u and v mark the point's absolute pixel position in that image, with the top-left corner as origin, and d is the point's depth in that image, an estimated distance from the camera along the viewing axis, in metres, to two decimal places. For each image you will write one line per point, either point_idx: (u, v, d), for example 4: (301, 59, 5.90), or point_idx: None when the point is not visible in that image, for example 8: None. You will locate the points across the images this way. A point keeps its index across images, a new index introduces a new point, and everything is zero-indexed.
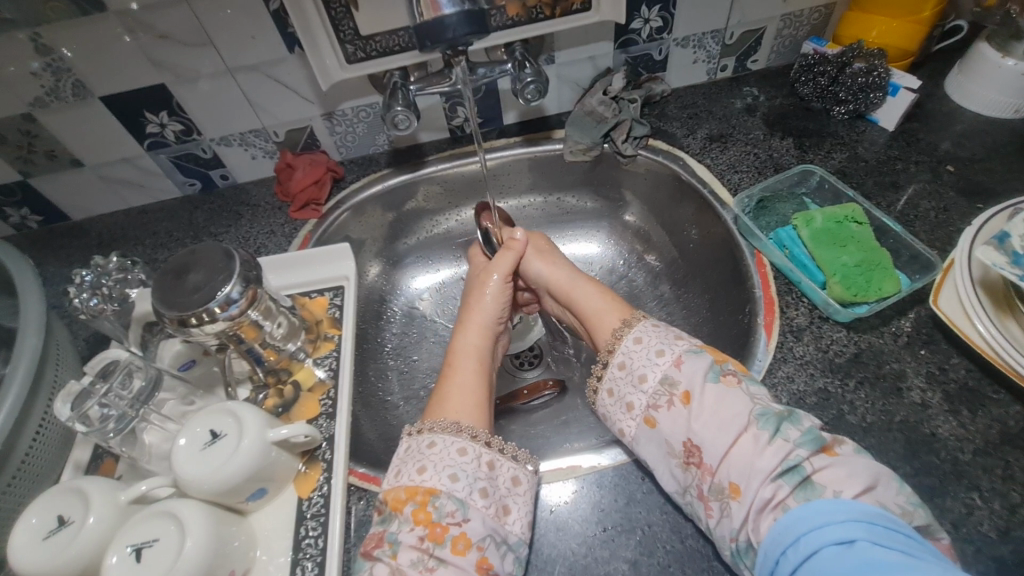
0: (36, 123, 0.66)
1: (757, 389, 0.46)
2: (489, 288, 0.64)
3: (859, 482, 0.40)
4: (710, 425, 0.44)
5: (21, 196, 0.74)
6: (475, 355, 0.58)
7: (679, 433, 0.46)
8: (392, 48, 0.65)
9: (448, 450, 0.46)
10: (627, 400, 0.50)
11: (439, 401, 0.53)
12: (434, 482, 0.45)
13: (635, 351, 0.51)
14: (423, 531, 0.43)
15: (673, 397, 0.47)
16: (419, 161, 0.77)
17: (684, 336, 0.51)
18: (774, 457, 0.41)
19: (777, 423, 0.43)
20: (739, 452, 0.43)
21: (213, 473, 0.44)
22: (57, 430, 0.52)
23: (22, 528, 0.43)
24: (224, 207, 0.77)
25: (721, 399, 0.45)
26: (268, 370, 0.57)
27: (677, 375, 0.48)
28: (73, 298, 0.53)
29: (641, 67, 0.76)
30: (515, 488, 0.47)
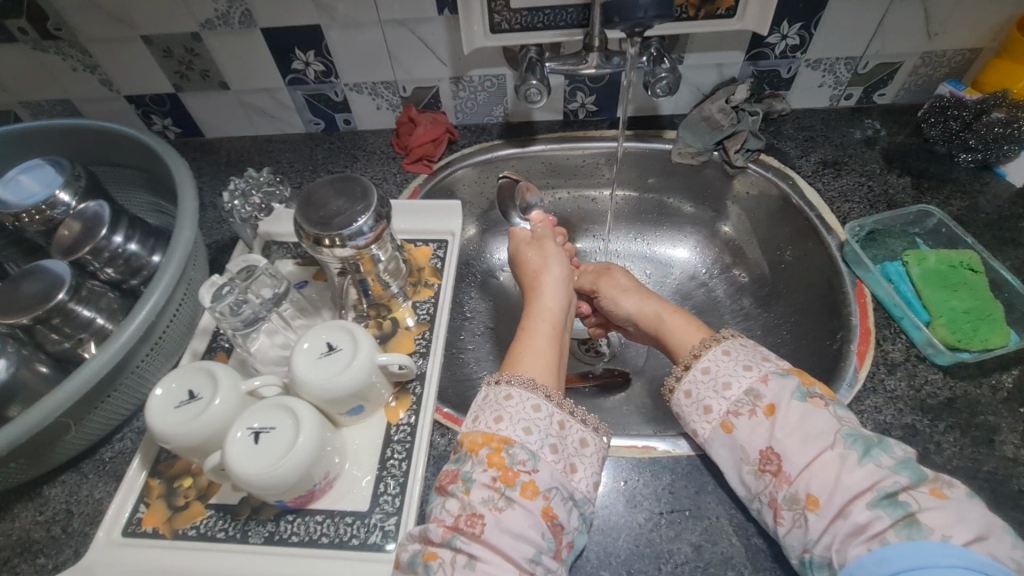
0: (200, 43, 0.72)
1: (845, 413, 0.46)
2: (548, 253, 0.67)
3: (970, 530, 0.39)
4: (797, 440, 0.45)
5: (170, 108, 0.81)
6: (550, 319, 0.61)
7: (758, 442, 0.47)
8: (536, 25, 0.67)
9: (523, 405, 0.49)
10: (705, 403, 0.50)
11: (513, 356, 0.56)
12: (509, 433, 0.47)
13: (723, 362, 0.51)
14: (495, 472, 0.45)
15: (756, 408, 0.48)
16: (529, 138, 0.80)
17: (774, 357, 0.51)
18: (864, 479, 0.42)
19: (866, 446, 0.43)
20: (823, 468, 0.43)
21: (324, 381, 0.48)
22: (186, 317, 0.58)
23: (155, 394, 0.48)
24: (342, 149, 0.82)
25: (808, 416, 0.46)
26: (372, 303, 0.61)
27: (763, 389, 0.48)
28: (228, 204, 0.61)
29: (766, 83, 0.76)
30: (583, 449, 0.49)
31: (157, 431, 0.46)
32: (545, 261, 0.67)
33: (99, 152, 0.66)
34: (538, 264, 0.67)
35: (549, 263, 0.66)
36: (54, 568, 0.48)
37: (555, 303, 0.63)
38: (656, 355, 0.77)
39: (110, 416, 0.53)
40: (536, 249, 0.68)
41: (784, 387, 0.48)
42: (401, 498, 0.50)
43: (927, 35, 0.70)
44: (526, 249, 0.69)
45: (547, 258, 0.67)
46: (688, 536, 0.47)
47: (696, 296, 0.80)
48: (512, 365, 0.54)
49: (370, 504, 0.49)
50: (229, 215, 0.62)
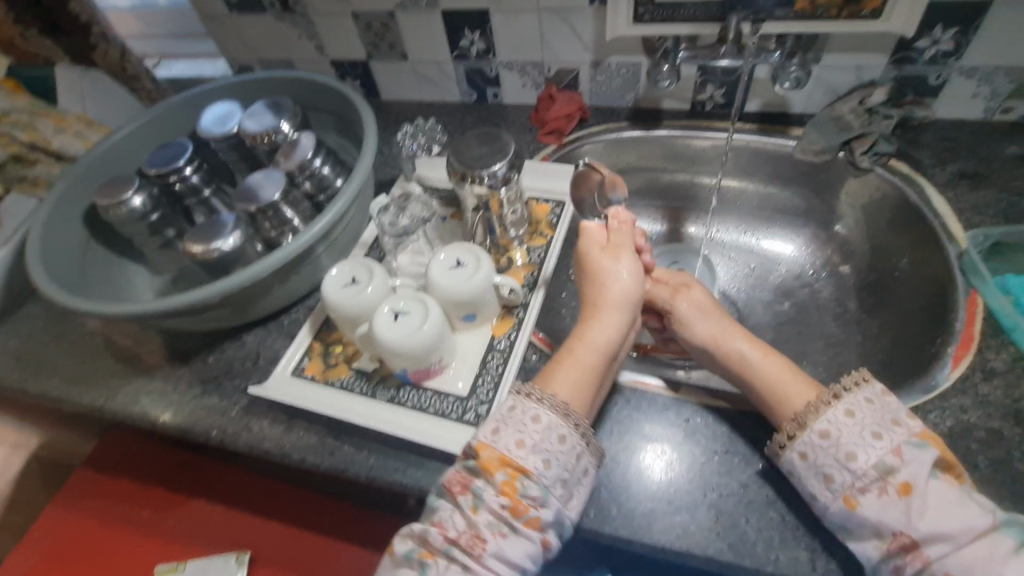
0: (394, 20, 0.89)
1: (981, 495, 0.46)
2: (622, 263, 0.63)
3: None
4: (940, 523, 0.44)
5: (360, 72, 0.99)
6: (602, 349, 0.58)
7: (892, 525, 0.45)
8: (676, 17, 0.74)
9: (551, 434, 0.51)
10: (825, 472, 0.49)
11: (550, 373, 0.56)
12: (528, 463, 0.50)
13: (844, 424, 0.49)
14: (507, 502, 0.49)
15: (887, 485, 0.46)
16: (654, 123, 0.87)
17: (903, 419, 0.48)
18: (1023, 569, 0.41)
19: (1021, 534, 0.43)
20: (977, 555, 0.43)
21: (451, 286, 0.61)
22: (354, 229, 0.74)
23: (330, 274, 0.64)
24: (488, 118, 0.95)
25: (945, 496, 0.45)
26: (494, 242, 0.73)
27: (897, 464, 0.46)
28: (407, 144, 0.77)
29: (909, 88, 0.75)
30: (584, 478, 0.52)
31: (328, 301, 0.62)
32: (614, 264, 0.63)
33: (308, 98, 0.85)
34: (607, 267, 0.63)
35: (612, 276, 0.62)
36: (243, 388, 0.66)
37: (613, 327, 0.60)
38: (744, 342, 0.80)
39: (292, 291, 0.71)
40: (610, 254, 0.64)
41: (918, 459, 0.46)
42: (494, 392, 0.60)
43: None
44: (596, 257, 0.64)
45: (619, 263, 0.63)
46: (736, 474, 0.54)
47: (797, 293, 0.82)
48: (550, 377, 0.56)
49: (469, 391, 0.61)
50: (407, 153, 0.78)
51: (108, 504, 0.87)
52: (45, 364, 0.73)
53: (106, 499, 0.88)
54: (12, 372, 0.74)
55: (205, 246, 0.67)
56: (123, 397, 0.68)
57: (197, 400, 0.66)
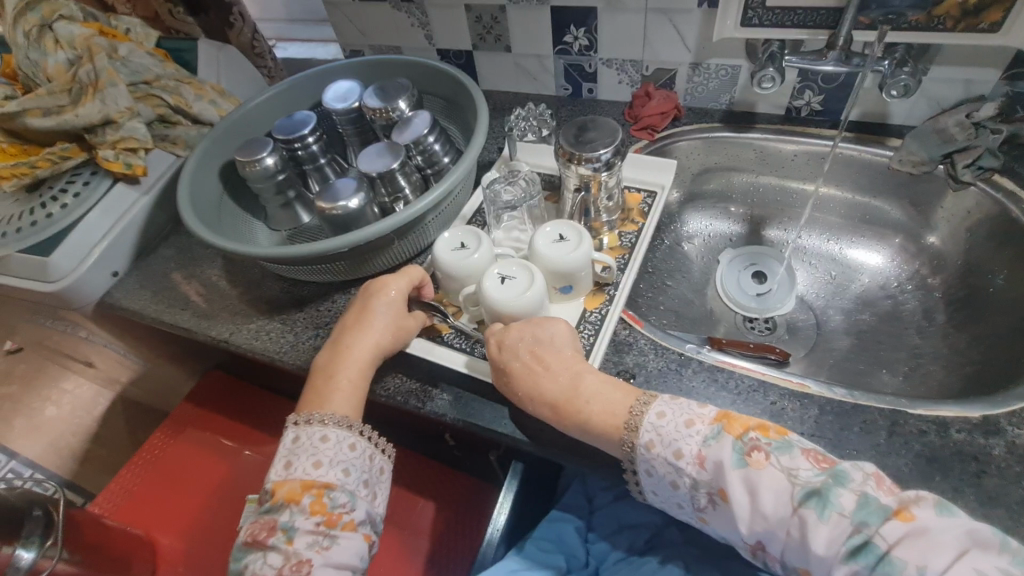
0: (504, 14, 0.95)
1: (786, 458, 0.47)
2: (379, 296, 0.66)
3: (947, 551, 0.40)
4: (756, 521, 0.47)
5: (463, 61, 1.06)
6: (362, 360, 0.63)
7: (737, 533, 0.49)
8: (784, 23, 0.76)
9: (338, 445, 0.57)
10: (675, 499, 0.53)
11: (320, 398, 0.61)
12: (329, 478, 0.55)
13: (661, 426, 0.52)
14: (319, 518, 0.53)
15: (714, 496, 0.49)
16: (747, 126, 0.89)
17: (700, 411, 0.52)
18: (831, 539, 0.43)
19: (820, 500, 0.44)
20: (797, 540, 0.45)
21: (552, 256, 0.65)
22: (459, 202, 0.80)
23: (441, 238, 0.69)
24: (581, 112, 1.00)
25: (750, 487, 0.47)
26: (589, 224, 0.77)
27: (704, 474, 0.49)
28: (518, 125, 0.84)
29: (1020, 106, 0.74)
30: (381, 475, 0.60)
31: (438, 261, 0.68)
32: (389, 294, 0.66)
33: (422, 80, 0.92)
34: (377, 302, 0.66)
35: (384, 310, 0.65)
36: None
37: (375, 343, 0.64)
38: (822, 344, 0.81)
39: (399, 252, 0.77)
40: (375, 288, 0.67)
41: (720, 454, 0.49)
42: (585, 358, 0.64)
43: None
44: (382, 291, 0.67)
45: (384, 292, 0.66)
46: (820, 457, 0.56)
47: (881, 303, 0.82)
48: (322, 401, 0.60)
49: None
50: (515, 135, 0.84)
51: (208, 435, 0.96)
52: (179, 300, 0.83)
53: (206, 431, 0.97)
54: (150, 303, 0.84)
55: (331, 204, 0.74)
56: (246, 333, 0.77)
57: (311, 341, 0.74)
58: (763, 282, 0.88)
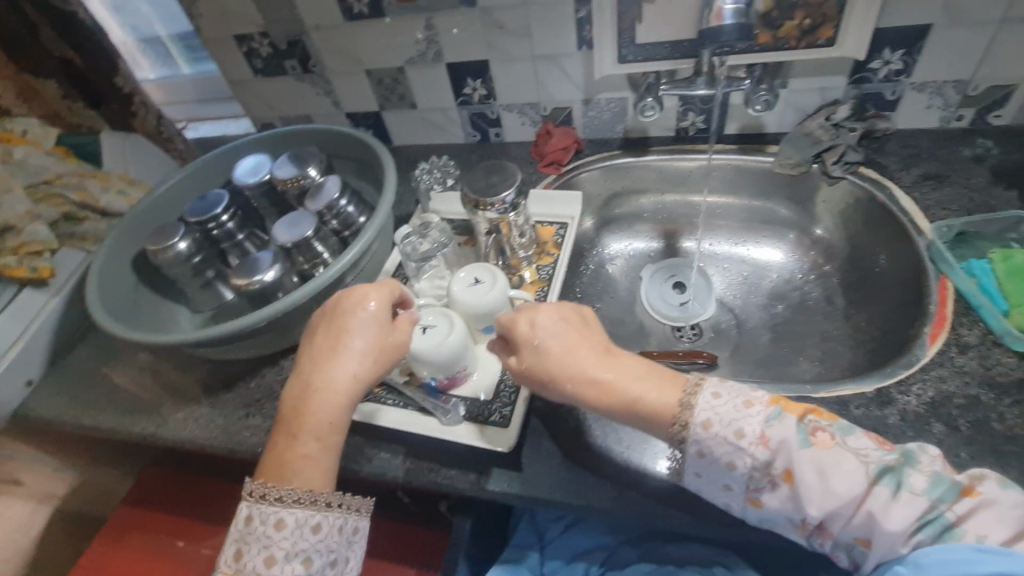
0: (403, 75, 0.99)
1: (855, 440, 0.50)
2: (353, 318, 0.60)
3: (1005, 527, 0.44)
4: (827, 501, 0.47)
5: (373, 121, 1.10)
6: (339, 400, 0.57)
7: (794, 511, 0.50)
8: (654, 57, 0.84)
9: (297, 533, 0.53)
10: (722, 484, 0.53)
11: (282, 469, 0.55)
12: (288, 573, 0.52)
13: (717, 407, 0.52)
14: None
15: (773, 478, 0.50)
16: (643, 150, 0.96)
17: (755, 395, 0.53)
18: (906, 516, 0.45)
19: (897, 479, 0.47)
20: (865, 517, 0.47)
21: (470, 300, 0.67)
22: (378, 259, 0.81)
23: (361, 297, 0.70)
24: (491, 156, 1.04)
25: (822, 472, 0.48)
26: (507, 262, 0.80)
27: (773, 458, 0.49)
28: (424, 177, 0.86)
29: (869, 104, 0.84)
30: (354, 537, 0.57)
31: None
32: (361, 311, 0.60)
33: (332, 146, 0.94)
34: (352, 325, 0.59)
35: (354, 341, 0.59)
36: None
37: (353, 374, 0.58)
38: (743, 343, 0.86)
39: None
40: (349, 303, 0.61)
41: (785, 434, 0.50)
42: (515, 395, 0.66)
43: None
44: (348, 314, 0.60)
45: (355, 313, 0.60)
46: None
47: (790, 296, 0.87)
48: (284, 472, 0.54)
49: (492, 395, 0.66)
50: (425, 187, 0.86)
51: (149, 539, 0.90)
52: (101, 400, 0.80)
53: (147, 534, 0.91)
54: (69, 408, 0.80)
55: (247, 279, 0.74)
56: (174, 423, 0.74)
57: (242, 421, 0.72)
58: (683, 291, 0.93)
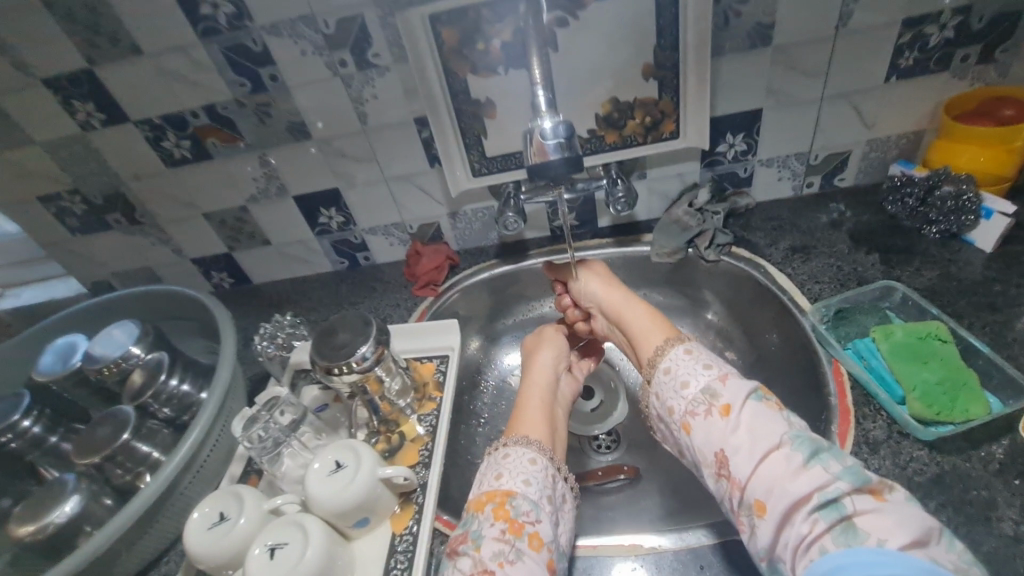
0: (247, 214, 0.89)
1: (798, 419, 0.49)
2: (533, 365, 0.72)
3: (906, 532, 0.39)
4: (750, 442, 0.47)
5: (225, 263, 0.97)
6: (540, 401, 0.66)
7: (715, 445, 0.49)
8: (508, 167, 0.81)
9: (521, 460, 0.57)
10: (669, 404, 0.54)
11: (514, 421, 0.64)
12: (510, 486, 0.54)
13: (683, 361, 0.56)
14: (503, 525, 0.51)
15: (711, 408, 0.51)
16: (522, 255, 0.90)
17: (727, 362, 0.55)
18: (807, 483, 0.43)
19: (814, 450, 0.45)
20: (771, 468, 0.45)
21: (332, 495, 0.56)
22: (225, 447, 0.67)
23: (194, 517, 0.56)
24: (363, 282, 0.95)
25: (757, 416, 0.48)
26: (382, 419, 0.69)
27: (720, 389, 0.51)
28: (257, 343, 0.72)
29: (727, 183, 0.84)
30: (564, 504, 0.57)
31: (193, 551, 0.54)
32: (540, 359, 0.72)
33: (168, 308, 0.80)
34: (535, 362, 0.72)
35: (539, 364, 0.72)
36: None
37: (547, 366, 0.71)
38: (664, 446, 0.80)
39: (157, 539, 0.61)
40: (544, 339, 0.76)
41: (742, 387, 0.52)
42: None
43: (866, 125, 0.77)
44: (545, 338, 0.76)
45: (543, 343, 0.75)
46: None
47: None
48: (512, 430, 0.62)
49: None
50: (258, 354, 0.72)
51: None
52: None
53: None
54: None
55: (36, 521, 0.56)
56: None
57: None
58: (591, 397, 0.87)
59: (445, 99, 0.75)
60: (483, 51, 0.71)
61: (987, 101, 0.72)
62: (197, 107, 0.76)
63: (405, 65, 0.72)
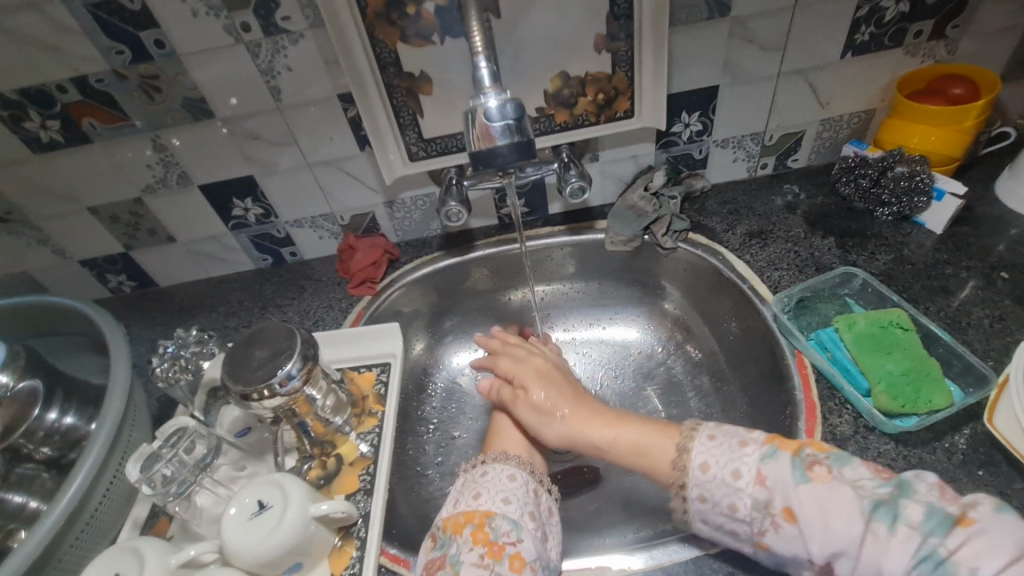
0: (144, 206, 0.76)
1: (850, 472, 0.43)
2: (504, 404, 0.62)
3: (1004, 554, 0.36)
4: (829, 539, 0.41)
5: (122, 264, 0.84)
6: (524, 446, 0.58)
7: (799, 555, 0.42)
8: (450, 149, 0.73)
9: (499, 476, 0.51)
10: (726, 527, 0.45)
11: (494, 437, 0.59)
12: (489, 506, 0.48)
13: (705, 479, 0.46)
14: (482, 549, 0.45)
15: (774, 518, 0.43)
16: (468, 246, 0.83)
17: (750, 436, 0.47)
18: (903, 553, 0.38)
19: (892, 510, 0.40)
20: (868, 555, 0.39)
21: (256, 544, 0.47)
22: (124, 488, 0.57)
23: None
24: (290, 281, 0.85)
25: (822, 503, 0.42)
26: (315, 442, 0.61)
27: (766, 494, 0.43)
28: (155, 366, 0.61)
29: (682, 165, 0.80)
30: (550, 518, 0.51)
31: None
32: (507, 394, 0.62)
33: (43, 324, 0.67)
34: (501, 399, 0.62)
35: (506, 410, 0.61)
36: None
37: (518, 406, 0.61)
38: None
39: None
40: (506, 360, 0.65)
41: (780, 473, 0.44)
42: None
43: (820, 104, 0.74)
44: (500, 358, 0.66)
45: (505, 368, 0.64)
46: None
47: (655, 377, 0.79)
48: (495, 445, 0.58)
49: None
50: (156, 378, 0.61)
51: None
52: None
53: None
54: None
55: None
56: None
57: None
58: None
59: (374, 73, 0.65)
60: (413, 16, 0.62)
61: (937, 80, 0.71)
62: (65, 79, 0.63)
63: (323, 31, 0.62)
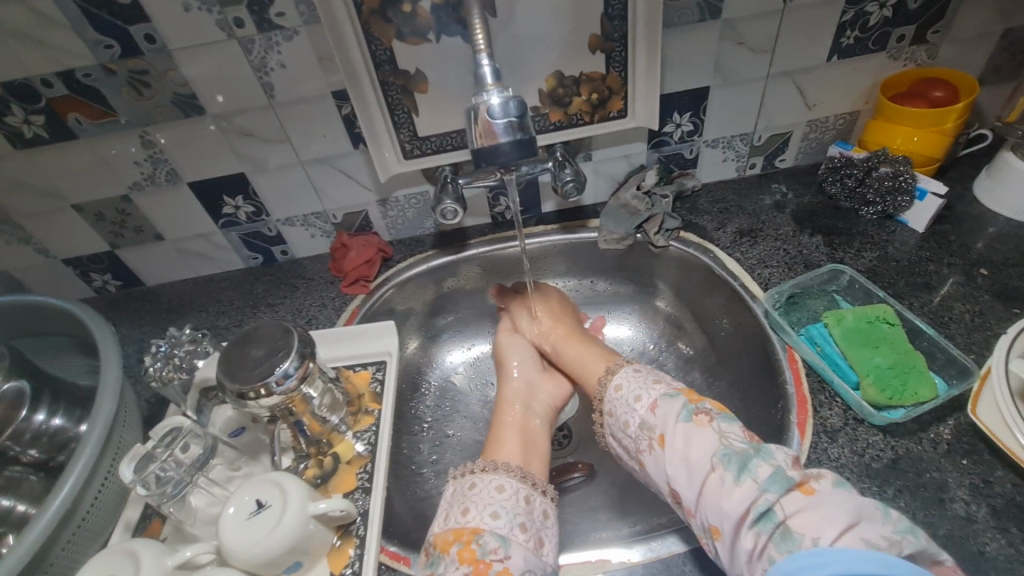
0: (131, 204, 0.75)
1: (729, 427, 0.49)
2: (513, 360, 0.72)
3: (836, 522, 0.40)
4: (687, 469, 0.48)
5: (107, 263, 0.82)
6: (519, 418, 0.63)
7: (663, 476, 0.50)
8: (445, 147, 0.73)
9: (487, 489, 0.51)
10: (625, 443, 0.55)
11: (495, 444, 0.59)
12: (477, 522, 0.48)
13: (618, 399, 0.57)
14: (467, 567, 0.45)
15: (652, 441, 0.52)
16: (462, 244, 0.83)
17: (664, 378, 0.56)
18: (741, 501, 0.44)
19: (741, 463, 0.45)
20: (709, 494, 0.46)
21: (254, 544, 0.47)
22: (115, 491, 0.56)
23: None
24: (281, 279, 0.84)
25: (689, 439, 0.49)
26: (311, 441, 0.60)
27: (652, 420, 0.53)
28: (148, 366, 0.59)
29: (673, 165, 0.81)
30: (546, 522, 0.51)
31: None
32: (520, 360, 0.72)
33: (27, 325, 0.66)
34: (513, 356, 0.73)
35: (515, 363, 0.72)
36: None
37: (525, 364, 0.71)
38: None
39: None
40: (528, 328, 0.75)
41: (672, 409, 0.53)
42: None
43: (807, 106, 0.76)
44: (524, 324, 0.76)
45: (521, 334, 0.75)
46: None
47: None
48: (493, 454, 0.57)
49: None
50: (148, 379, 0.59)
51: None
52: None
53: None
54: None
55: None
56: None
57: None
58: None
59: (369, 70, 0.65)
60: (409, 14, 0.62)
61: (918, 83, 0.73)
62: (50, 74, 0.61)
63: (317, 27, 0.62)
